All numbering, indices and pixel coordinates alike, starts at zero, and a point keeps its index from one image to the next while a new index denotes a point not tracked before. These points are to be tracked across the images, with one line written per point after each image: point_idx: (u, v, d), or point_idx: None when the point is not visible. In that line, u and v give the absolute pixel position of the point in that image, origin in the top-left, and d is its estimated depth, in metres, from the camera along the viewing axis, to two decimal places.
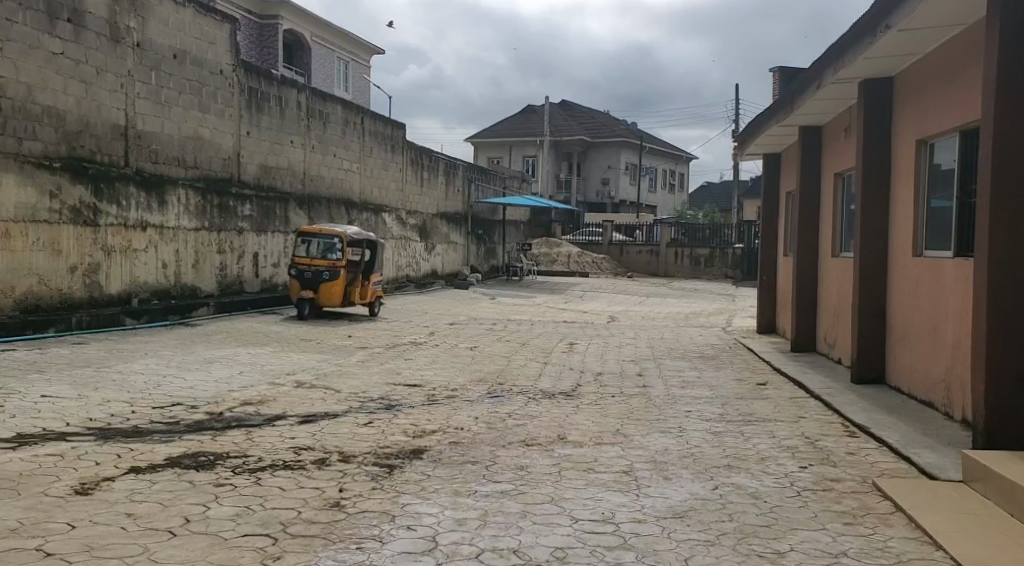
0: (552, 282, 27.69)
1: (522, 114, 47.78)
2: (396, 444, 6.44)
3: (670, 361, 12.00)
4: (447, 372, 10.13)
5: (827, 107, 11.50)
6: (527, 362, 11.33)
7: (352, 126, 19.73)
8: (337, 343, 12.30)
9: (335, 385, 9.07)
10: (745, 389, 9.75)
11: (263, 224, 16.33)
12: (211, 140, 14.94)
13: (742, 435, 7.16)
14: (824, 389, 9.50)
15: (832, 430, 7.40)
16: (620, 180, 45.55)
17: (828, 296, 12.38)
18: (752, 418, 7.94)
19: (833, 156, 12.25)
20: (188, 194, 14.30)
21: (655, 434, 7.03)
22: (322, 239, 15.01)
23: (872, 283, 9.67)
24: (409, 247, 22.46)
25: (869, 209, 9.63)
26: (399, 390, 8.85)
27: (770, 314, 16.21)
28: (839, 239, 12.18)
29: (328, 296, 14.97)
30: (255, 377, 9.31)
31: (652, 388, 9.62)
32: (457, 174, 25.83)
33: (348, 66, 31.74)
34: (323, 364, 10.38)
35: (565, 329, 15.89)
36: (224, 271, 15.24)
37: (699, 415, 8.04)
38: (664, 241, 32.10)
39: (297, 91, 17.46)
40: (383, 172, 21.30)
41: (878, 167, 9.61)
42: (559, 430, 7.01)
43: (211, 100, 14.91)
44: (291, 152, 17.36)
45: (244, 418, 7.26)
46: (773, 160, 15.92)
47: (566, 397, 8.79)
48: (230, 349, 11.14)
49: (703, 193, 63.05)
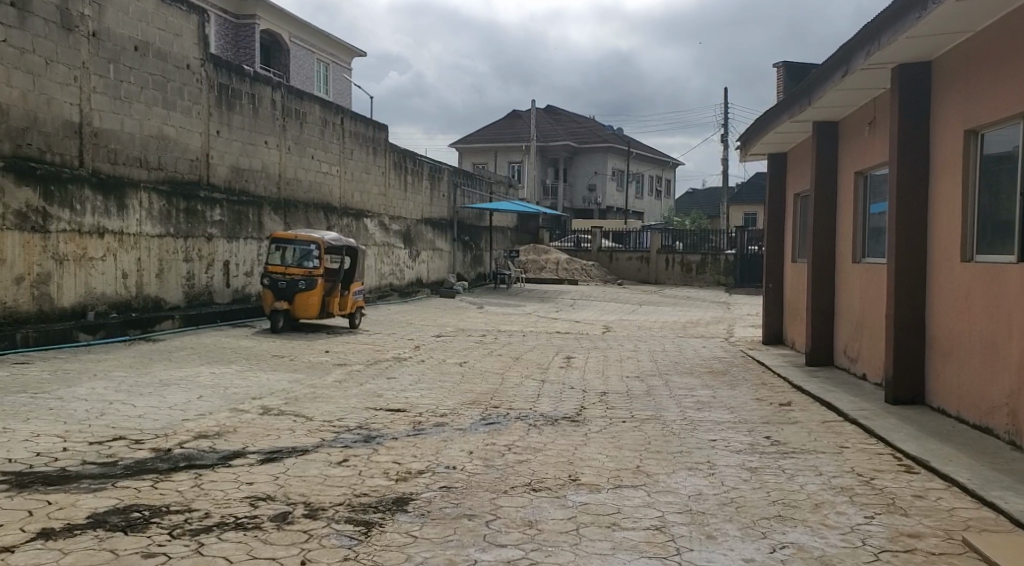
0: (541, 290, 26.63)
1: (507, 119, 46.72)
2: (375, 491, 5.35)
3: (679, 378, 10.94)
4: (434, 394, 9.05)
5: (847, 99, 10.51)
6: (522, 380, 10.24)
7: (330, 128, 18.62)
8: (312, 360, 11.16)
9: (306, 411, 7.92)
10: (769, 412, 8.71)
11: (234, 230, 15.18)
12: (176, 139, 13.77)
13: (784, 472, 6.10)
14: (859, 411, 8.47)
15: (885, 464, 6.38)
16: (607, 186, 44.58)
17: (849, 306, 11.39)
18: (788, 450, 6.89)
19: (853, 153, 11.25)
20: (151, 198, 13.16)
21: (682, 473, 5.97)
22: (298, 246, 13.93)
23: (908, 291, 8.67)
24: (392, 254, 21.34)
25: (904, 209, 8.63)
26: (380, 417, 7.73)
27: (776, 324, 15.23)
28: (861, 244, 11.19)
29: (303, 307, 13.83)
30: (215, 403, 8.16)
31: (665, 412, 8.56)
32: (443, 178, 24.72)
33: (328, 68, 30.64)
34: (294, 386, 9.22)
35: (559, 341, 14.79)
36: (191, 281, 14.08)
37: (727, 446, 6.98)
38: (654, 248, 31.07)
39: (272, 89, 16.35)
40: (364, 176, 20.17)
41: (915, 160, 8.61)
42: (570, 469, 5.93)
43: (177, 96, 13.77)
44: (265, 154, 16.24)
45: (195, 457, 6.15)
46: (780, 160, 14.95)
47: (571, 425, 7.71)
48: (192, 369, 9.98)
49: (688, 199, 62.20)
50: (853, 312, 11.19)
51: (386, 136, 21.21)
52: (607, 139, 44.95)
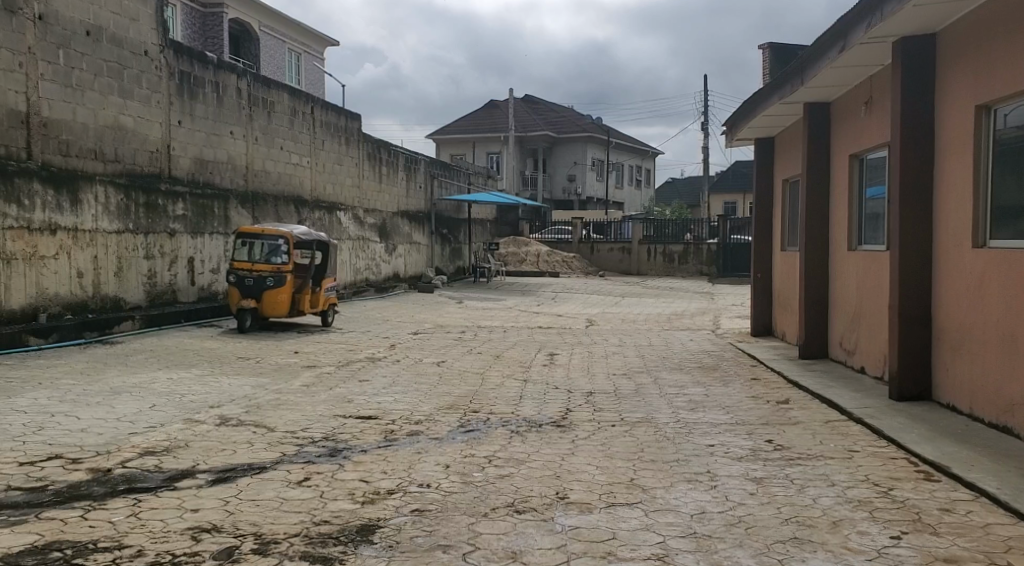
0: (522, 283, 26.02)
1: (484, 110, 45.99)
2: (338, 517, 4.74)
3: (668, 375, 10.37)
4: (409, 397, 8.44)
5: (843, 77, 9.94)
6: (504, 380, 9.63)
7: (301, 117, 17.89)
8: (279, 362, 10.48)
9: (268, 421, 7.27)
10: (768, 412, 8.14)
11: (199, 225, 14.46)
12: (134, 129, 13.00)
13: (793, 484, 5.52)
14: (864, 409, 7.92)
15: (902, 471, 5.82)
16: (587, 176, 44.02)
17: (845, 295, 10.86)
18: (794, 456, 6.31)
19: (848, 135, 10.70)
20: (108, 191, 12.41)
21: (681, 488, 5.38)
22: (266, 240, 13.20)
23: (914, 279, 8.12)
24: (367, 249, 20.66)
25: (908, 192, 8.08)
26: (349, 426, 7.08)
27: (765, 315, 14.73)
28: (857, 232, 10.66)
29: (272, 305, 13.15)
30: (169, 413, 7.48)
31: (657, 414, 7.96)
32: (419, 169, 23.98)
33: (300, 58, 29.79)
34: (257, 392, 8.55)
35: (541, 337, 14.18)
36: (153, 279, 13.36)
37: (727, 453, 6.39)
38: (635, 239, 30.57)
39: (237, 76, 15.58)
40: (337, 168, 19.46)
41: (920, 139, 8.06)
42: (558, 485, 5.33)
43: (135, 84, 13.00)
44: (230, 144, 15.48)
45: (138, 477, 5.51)
46: (767, 145, 14.43)
47: (557, 431, 7.10)
48: (148, 374, 9.28)
49: (668, 189, 61.77)
50: (850, 302, 10.65)
51: (359, 126, 20.51)
52: (586, 128, 44.37)
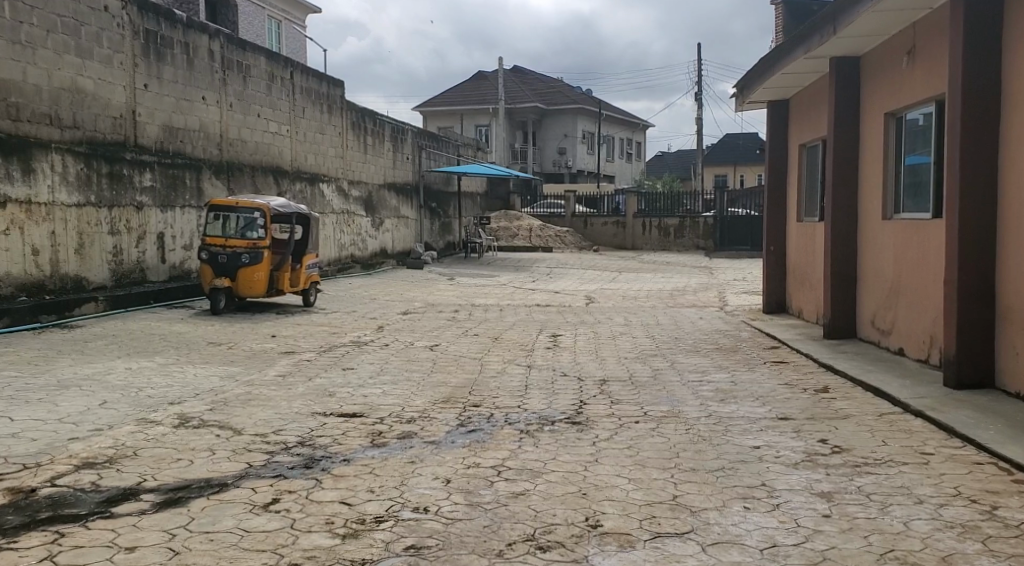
0: (515, 259, 24.92)
1: (472, 81, 44.68)
2: (314, 560, 3.77)
3: (687, 359, 9.34)
4: (401, 389, 7.41)
5: (883, 24, 8.91)
6: (506, 367, 8.58)
7: (279, 83, 16.69)
8: (254, 348, 9.41)
9: (236, 422, 6.21)
10: (810, 403, 7.13)
11: (168, 197, 13.30)
12: (95, 93, 11.82)
13: (871, 500, 4.55)
14: (921, 400, 6.94)
15: (997, 482, 4.84)
16: (578, 149, 42.86)
17: (878, 268, 9.87)
18: (859, 462, 5.31)
19: (883, 92, 9.68)
20: (65, 160, 11.26)
21: (737, 509, 4.39)
22: (241, 213, 12.07)
23: (976, 250, 7.16)
24: (352, 223, 19.56)
25: (972, 154, 7.11)
26: (329, 427, 6.02)
27: (777, 291, 13.76)
28: (892, 200, 9.68)
29: (248, 284, 12.07)
30: (120, 412, 6.41)
31: (684, 407, 6.94)
32: (407, 139, 22.77)
33: (280, 25, 28.46)
34: (226, 384, 7.47)
35: (541, 316, 13.12)
36: (118, 257, 12.22)
37: (778, 459, 5.38)
38: (630, 213, 29.51)
39: (209, 37, 14.38)
40: (318, 137, 18.28)
41: (983, 89, 7.07)
42: (588, 509, 4.31)
43: (95, 43, 11.79)
44: (203, 111, 14.29)
45: (67, 500, 4.48)
46: (782, 107, 13.38)
47: (574, 431, 6.05)
48: (103, 365, 8.18)
49: (659, 162, 60.64)
50: (884, 276, 9.67)
51: (341, 94, 19.31)
52: (576, 100, 43.18)
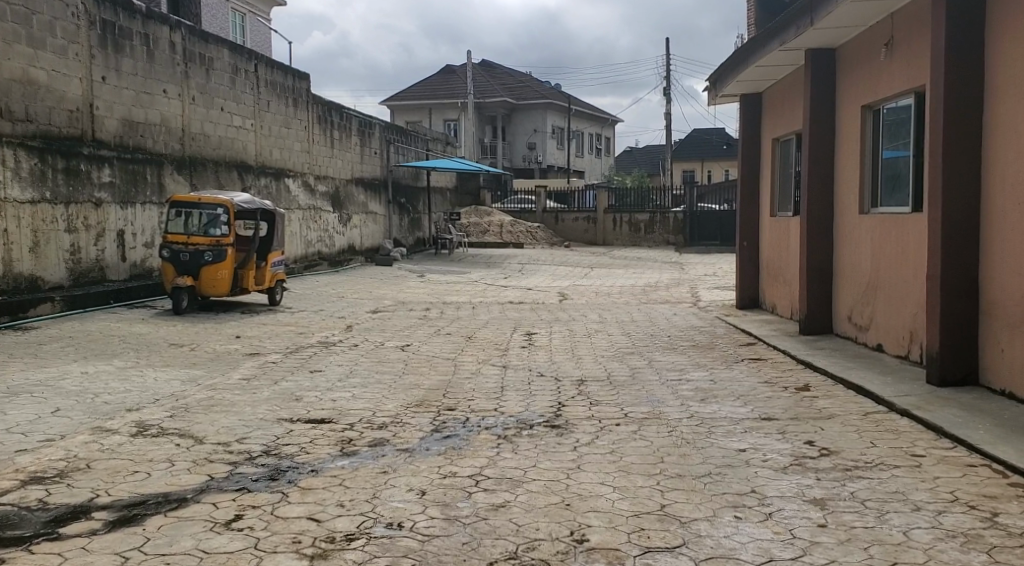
0: (485, 255, 24.64)
1: (440, 75, 44.29)
2: None
3: (664, 357, 9.14)
4: (371, 392, 7.13)
5: (861, 15, 8.75)
6: (480, 368, 8.32)
7: (243, 76, 16.26)
8: (219, 350, 9.07)
9: (197, 429, 5.89)
10: (792, 402, 6.95)
11: (128, 193, 12.87)
12: (49, 85, 11.37)
13: (867, 506, 4.37)
14: (905, 398, 6.78)
15: (994, 486, 4.67)
16: (547, 145, 42.67)
17: (855, 263, 9.72)
18: (849, 465, 5.12)
19: (860, 84, 9.53)
20: (18, 154, 10.82)
21: (728, 519, 4.18)
22: (204, 210, 11.71)
23: (959, 246, 7.01)
24: (319, 219, 19.17)
25: (954, 148, 6.96)
26: (296, 435, 5.73)
27: (751, 286, 13.61)
28: (869, 194, 9.53)
29: (211, 283, 11.69)
30: (74, 420, 6.06)
31: (665, 408, 6.72)
32: (374, 134, 22.41)
33: (244, 18, 27.92)
34: (187, 389, 7.14)
35: (514, 313, 12.88)
36: (76, 255, 11.79)
37: (766, 463, 5.17)
38: (600, 208, 29.35)
39: (169, 28, 13.94)
40: (284, 132, 17.86)
41: (966, 79, 6.92)
42: (573, 522, 4.09)
43: (48, 33, 11.34)
44: (163, 104, 13.85)
45: (10, 520, 4.16)
46: (754, 101, 13.22)
47: (553, 435, 5.81)
48: (58, 369, 7.80)
49: (628, 157, 60.62)
50: (862, 271, 9.52)
51: (307, 88, 18.91)
52: (545, 95, 42.98)
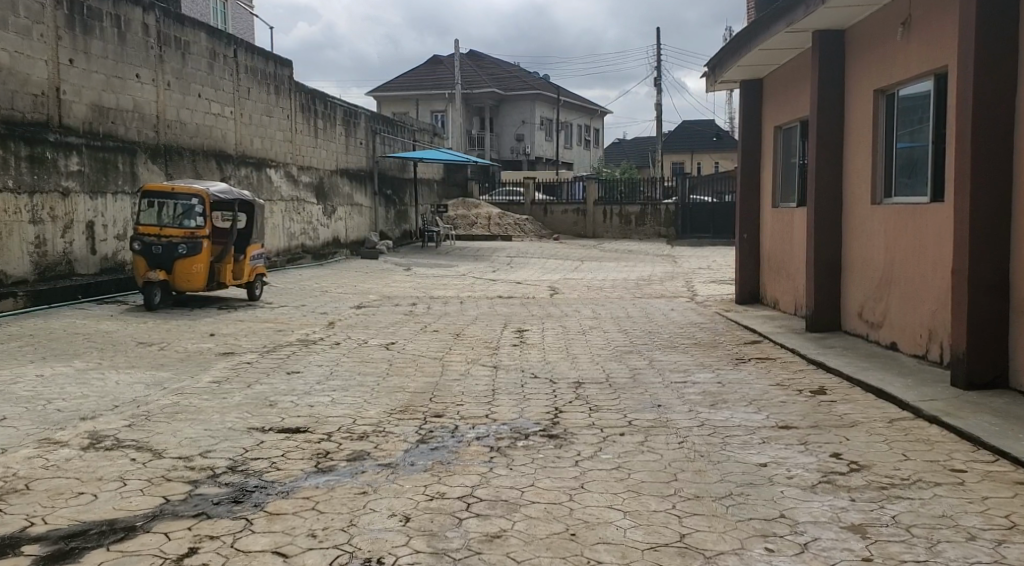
0: (473, 248, 24.04)
1: (427, 65, 43.56)
2: None
3: (666, 356, 8.58)
4: (350, 397, 6.54)
5: None
6: (469, 369, 7.75)
7: (222, 62, 15.60)
8: (189, 349, 8.47)
9: (156, 441, 5.30)
10: (809, 407, 6.41)
11: (98, 182, 12.23)
12: (11, 67, 10.71)
13: (913, 535, 3.83)
14: (933, 403, 6.24)
15: None
16: (535, 136, 42.02)
17: (867, 257, 9.19)
18: (885, 482, 4.57)
19: (873, 67, 8.98)
20: None
21: (757, 553, 3.65)
22: (179, 200, 11.07)
23: (988, 239, 6.48)
24: (301, 211, 18.52)
25: (985, 134, 6.42)
26: (266, 447, 5.14)
27: (751, 280, 13.07)
28: (882, 183, 9.00)
29: (187, 277, 11.06)
30: (19, 432, 5.45)
31: (673, 414, 6.16)
32: (360, 123, 21.77)
33: (225, 5, 27.17)
34: (150, 394, 6.53)
35: (504, 309, 12.30)
36: (42, 248, 11.16)
37: (792, 480, 4.61)
38: (590, 200, 28.79)
39: (142, 10, 13.26)
40: (265, 120, 17.22)
41: (1000, 59, 6.36)
42: (580, 559, 3.57)
43: (10, 11, 10.67)
44: (136, 89, 13.18)
45: None
46: (755, 87, 12.66)
47: (552, 447, 5.23)
48: (12, 371, 7.19)
49: (617, 149, 60.07)
50: (875, 265, 8.98)
51: (290, 75, 18.25)
52: (534, 85, 42.33)
